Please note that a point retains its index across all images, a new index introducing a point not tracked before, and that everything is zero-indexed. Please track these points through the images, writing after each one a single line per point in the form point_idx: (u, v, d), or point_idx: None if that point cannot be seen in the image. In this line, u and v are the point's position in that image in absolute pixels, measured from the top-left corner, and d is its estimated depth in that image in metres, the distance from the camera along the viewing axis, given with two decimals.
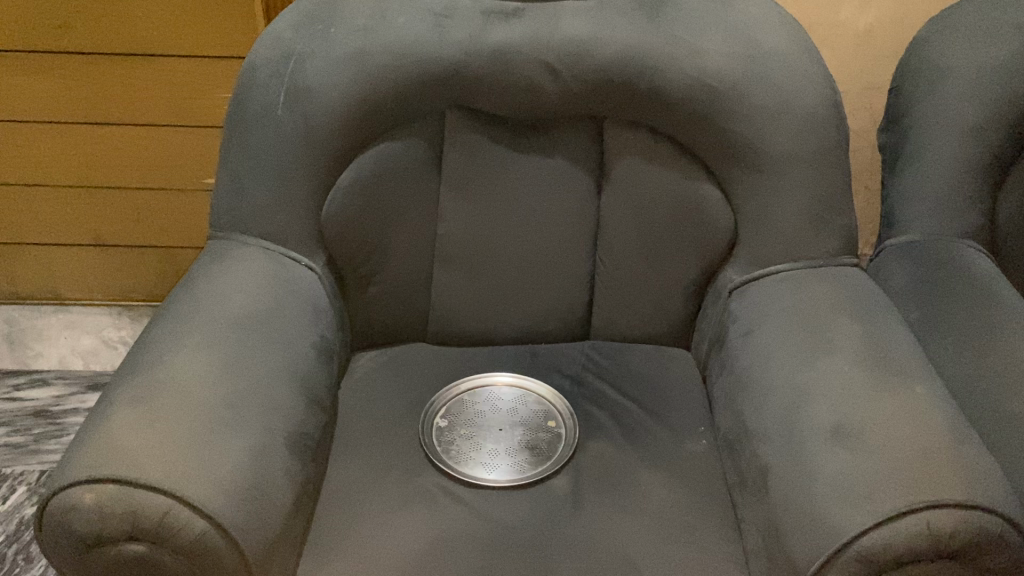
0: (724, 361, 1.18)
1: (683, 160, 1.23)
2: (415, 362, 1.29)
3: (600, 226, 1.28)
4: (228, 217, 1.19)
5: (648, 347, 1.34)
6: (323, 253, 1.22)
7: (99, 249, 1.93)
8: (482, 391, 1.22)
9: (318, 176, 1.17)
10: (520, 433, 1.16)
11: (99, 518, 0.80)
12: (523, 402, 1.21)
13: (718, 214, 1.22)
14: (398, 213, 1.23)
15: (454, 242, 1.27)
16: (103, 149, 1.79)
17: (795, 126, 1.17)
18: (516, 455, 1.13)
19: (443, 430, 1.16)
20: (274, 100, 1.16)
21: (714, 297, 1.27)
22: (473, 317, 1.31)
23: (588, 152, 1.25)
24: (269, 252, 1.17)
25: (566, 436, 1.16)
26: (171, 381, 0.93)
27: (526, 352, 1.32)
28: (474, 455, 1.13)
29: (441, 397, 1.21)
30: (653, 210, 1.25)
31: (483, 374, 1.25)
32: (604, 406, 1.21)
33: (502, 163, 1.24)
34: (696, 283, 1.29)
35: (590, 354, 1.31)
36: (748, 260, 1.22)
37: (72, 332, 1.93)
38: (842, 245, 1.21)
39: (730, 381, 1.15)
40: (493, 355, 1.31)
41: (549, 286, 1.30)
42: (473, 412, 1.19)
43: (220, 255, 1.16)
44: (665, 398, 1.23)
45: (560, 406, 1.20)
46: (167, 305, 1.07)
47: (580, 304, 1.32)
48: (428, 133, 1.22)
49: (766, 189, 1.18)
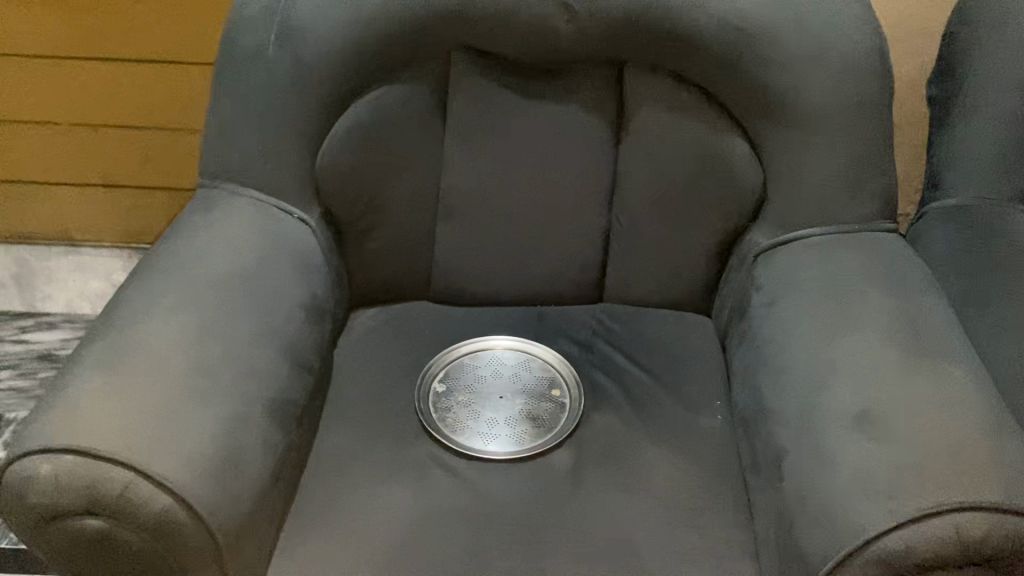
0: (746, 331, 1.09)
1: (709, 110, 1.12)
2: (415, 323, 1.22)
3: (617, 181, 1.19)
4: (216, 165, 1.12)
5: (666, 313, 1.24)
6: (319, 205, 1.14)
7: (106, 190, 1.87)
8: (484, 356, 1.16)
9: (312, 122, 1.09)
10: (522, 402, 1.10)
11: (55, 490, 0.76)
12: (527, 369, 1.14)
13: (744, 170, 1.12)
14: (399, 163, 1.15)
15: (459, 195, 1.19)
16: (105, 85, 1.72)
17: (833, 76, 1.06)
18: (516, 427, 1.06)
19: (440, 396, 1.10)
20: (265, 38, 1.07)
21: (738, 262, 1.17)
22: (479, 276, 1.23)
23: (605, 100, 1.15)
24: (259, 203, 1.10)
25: (571, 407, 1.09)
26: (142, 344, 0.87)
27: (534, 315, 1.24)
28: (471, 426, 1.06)
29: (439, 361, 1.14)
30: (675, 164, 1.15)
31: (485, 337, 1.18)
32: (613, 375, 1.14)
33: (511, 110, 1.15)
34: (719, 245, 1.19)
35: (602, 318, 1.23)
36: (775, 222, 1.12)
37: (81, 275, 1.90)
38: (882, 209, 1.10)
39: (751, 355, 1.06)
40: (499, 317, 1.24)
41: (560, 245, 1.21)
42: (473, 378, 1.12)
43: (207, 205, 1.09)
44: (681, 369, 1.14)
45: (566, 374, 1.13)
46: (148, 260, 1.01)
47: (593, 264, 1.23)
48: (433, 78, 1.13)
49: (798, 145, 1.08)
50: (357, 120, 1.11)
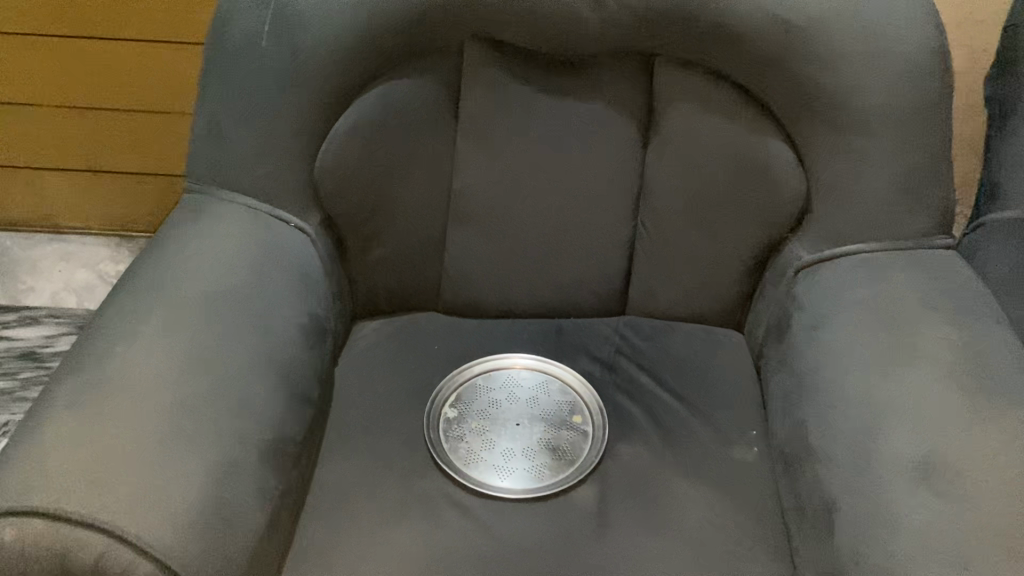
0: (786, 355, 1.00)
1: (748, 110, 1.02)
2: (423, 338, 1.12)
3: (645, 185, 1.09)
4: (204, 166, 1.01)
5: (694, 327, 1.15)
6: (319, 212, 1.04)
7: (92, 175, 1.76)
8: (498, 376, 1.07)
9: (311, 121, 0.99)
10: (541, 430, 1.01)
11: (21, 559, 0.66)
12: (545, 392, 1.05)
13: (787, 177, 1.02)
14: (406, 165, 1.05)
15: (472, 200, 1.08)
16: (90, 64, 1.60)
17: (890, 75, 0.95)
18: (534, 459, 0.97)
19: (451, 423, 1.01)
20: (259, 26, 0.96)
21: (775, 276, 1.08)
22: (492, 286, 1.13)
23: (634, 97, 1.05)
24: (253, 211, 1.00)
25: (593, 436, 1.00)
26: (122, 380, 0.78)
27: (551, 328, 1.15)
28: (485, 458, 0.97)
29: (450, 382, 1.05)
30: (709, 168, 1.05)
31: (500, 354, 1.09)
32: (639, 399, 1.05)
33: (531, 108, 1.04)
34: (754, 256, 1.09)
35: (625, 333, 1.13)
36: (820, 234, 1.02)
37: (67, 265, 1.78)
38: (938, 223, 1.00)
39: (793, 383, 0.96)
40: (514, 331, 1.14)
41: (581, 254, 1.12)
42: (487, 402, 1.03)
43: (195, 213, 0.98)
44: (712, 392, 1.05)
45: (587, 397, 1.04)
46: (128, 277, 0.91)
47: (617, 275, 1.13)
48: (444, 71, 1.02)
49: (848, 151, 0.98)
50: (361, 118, 1.00)
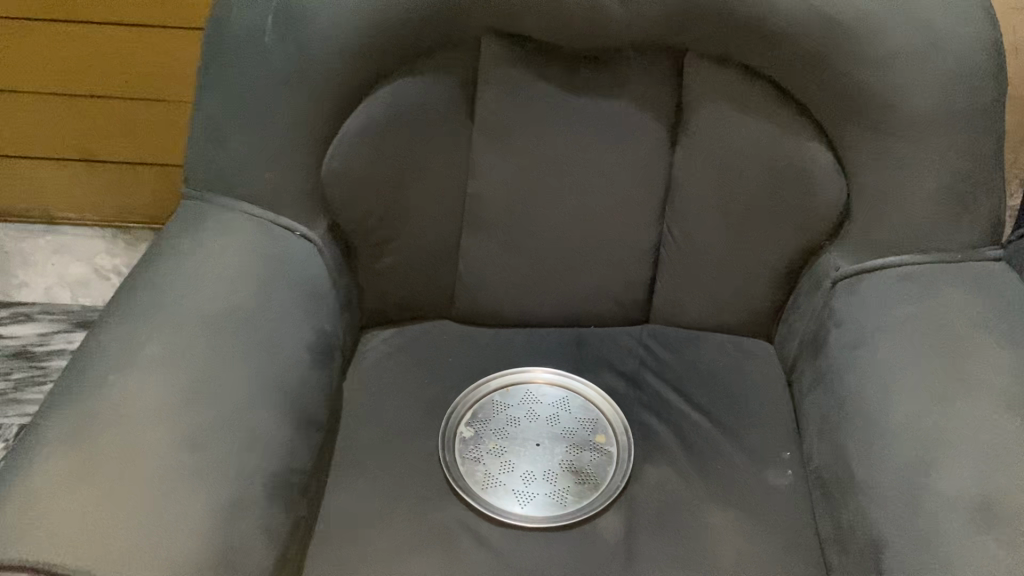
0: (824, 374, 0.94)
1: (785, 111, 0.95)
2: (436, 350, 1.06)
3: (672, 189, 1.02)
4: (203, 172, 0.94)
5: (722, 338, 1.09)
6: (326, 218, 0.97)
7: (87, 166, 1.69)
8: (516, 392, 1.01)
9: (317, 123, 0.92)
10: (562, 450, 0.95)
11: None
12: (566, 409, 0.99)
13: (826, 183, 0.96)
14: (419, 168, 0.98)
15: (489, 205, 1.02)
16: (82, 51, 1.53)
17: (942, 75, 0.88)
18: (556, 483, 0.92)
19: (468, 443, 0.95)
20: (261, 21, 0.89)
21: (809, 286, 1.02)
22: (509, 295, 1.07)
23: (663, 96, 0.98)
24: (256, 220, 0.94)
25: (618, 457, 0.95)
26: (118, 416, 0.72)
27: (571, 339, 1.09)
28: (504, 482, 0.92)
29: (466, 398, 1.00)
30: (742, 172, 0.99)
31: (518, 368, 1.04)
32: (665, 417, 0.99)
33: (552, 108, 0.97)
34: (788, 265, 1.03)
35: (648, 344, 1.08)
36: (860, 244, 0.96)
37: (61, 258, 1.72)
38: (987, 232, 0.94)
39: (833, 405, 0.91)
40: (532, 341, 1.08)
41: (604, 261, 1.05)
42: (505, 420, 0.98)
43: (194, 222, 0.92)
44: (743, 410, 0.99)
45: (611, 415, 0.99)
46: (123, 295, 0.85)
47: (641, 283, 1.07)
48: (459, 68, 0.95)
49: (893, 156, 0.91)
50: (371, 120, 0.94)
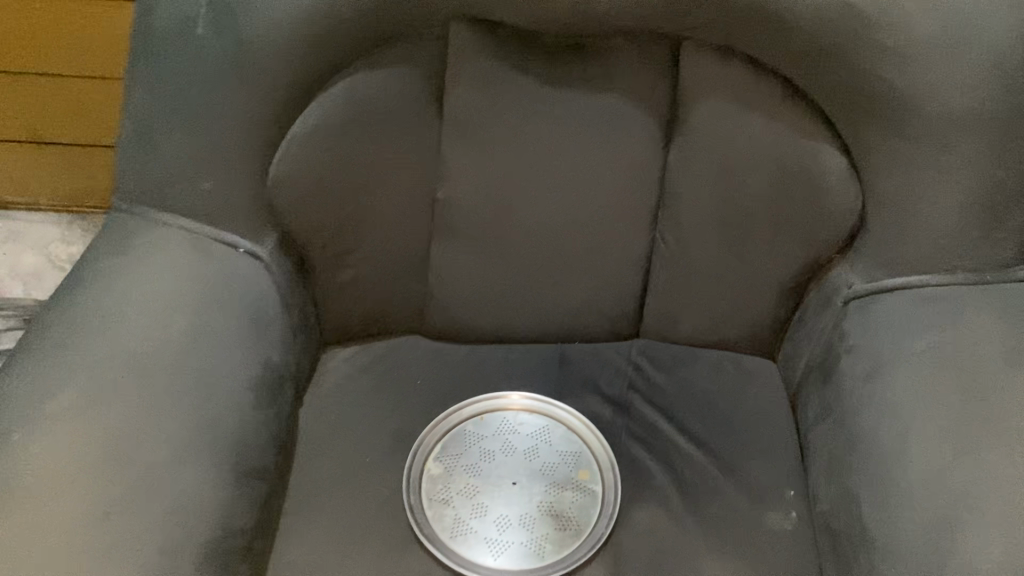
0: (833, 406, 0.84)
1: (795, 109, 0.84)
2: (403, 371, 0.96)
3: (665, 194, 0.91)
4: (132, 181, 0.83)
5: (719, 355, 0.99)
6: (275, 231, 0.86)
7: (36, 149, 1.57)
8: (491, 421, 0.91)
9: (261, 125, 0.81)
10: (541, 490, 0.86)
11: None
12: (546, 440, 0.90)
13: (839, 192, 0.85)
14: (380, 173, 0.87)
15: (460, 213, 0.91)
16: (14, 26, 1.40)
17: (976, 72, 0.77)
18: (533, 530, 0.83)
19: (435, 483, 0.86)
20: (192, 6, 0.77)
21: (818, 302, 0.91)
22: (484, 309, 0.96)
23: (657, 90, 0.86)
24: (193, 237, 0.83)
25: (603, 498, 0.85)
26: (20, 488, 0.62)
27: (553, 357, 0.99)
28: (476, 529, 0.82)
29: (435, 429, 0.90)
30: (744, 177, 0.88)
31: (494, 393, 0.94)
32: (656, 450, 0.89)
33: (531, 104, 0.85)
34: (794, 279, 0.92)
35: (638, 364, 0.98)
36: (876, 260, 0.85)
37: (13, 247, 1.61)
38: (1020, 248, 0.83)
39: (843, 444, 0.81)
40: (510, 360, 0.98)
41: (589, 273, 0.95)
42: (478, 454, 0.88)
43: (122, 241, 0.81)
44: (743, 441, 0.90)
45: (596, 448, 0.89)
46: (37, 331, 0.74)
47: (631, 296, 0.96)
48: (424, 61, 0.83)
49: (917, 164, 0.80)
50: (324, 120, 0.82)
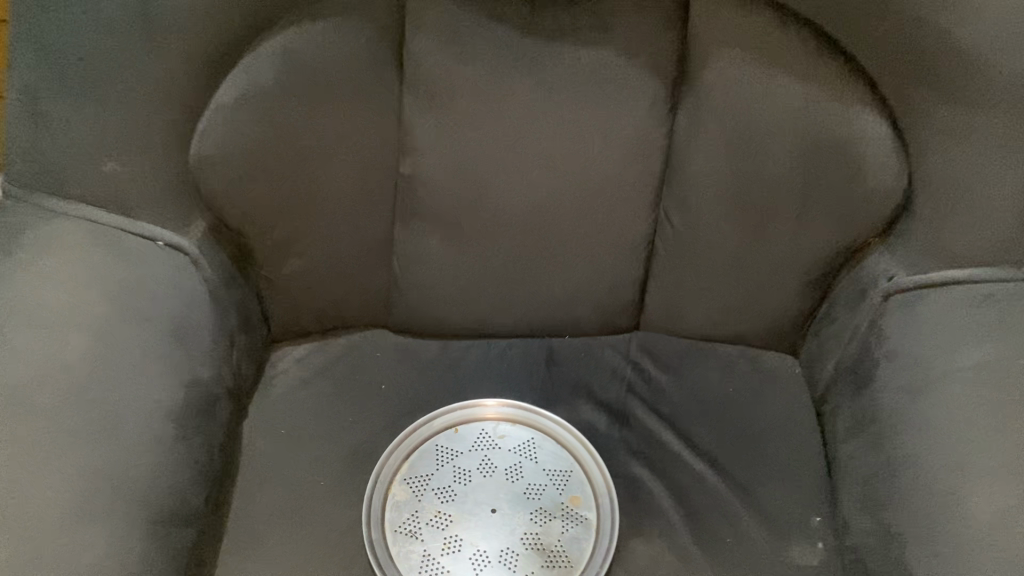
0: (869, 421, 0.72)
1: (826, 66, 0.70)
2: (366, 375, 0.83)
3: (671, 168, 0.77)
4: (20, 162, 0.68)
5: (733, 351, 0.85)
6: (206, 218, 0.73)
7: None
8: (468, 434, 0.79)
9: (178, 91, 0.66)
10: (525, 518, 0.73)
11: None
12: (531, 458, 0.78)
13: (878, 166, 0.71)
14: (330, 145, 0.73)
15: (428, 192, 0.76)
16: None
17: None
18: (516, 569, 0.70)
19: (401, 511, 0.73)
20: None
21: (850, 294, 0.77)
22: (460, 302, 0.83)
23: (663, 42, 0.71)
24: (100, 229, 0.69)
25: (598, 529, 0.73)
26: None
27: (540, 355, 0.85)
28: (449, 569, 0.70)
29: (402, 446, 0.77)
30: (765, 147, 0.73)
31: (471, 402, 0.81)
32: (658, 467, 0.77)
33: (509, 62, 0.71)
34: (824, 267, 0.78)
35: (638, 363, 0.84)
36: (923, 247, 0.72)
37: None
38: None
39: (881, 470, 0.69)
40: (490, 360, 0.85)
41: (580, 261, 0.81)
42: (452, 475, 0.76)
43: (11, 237, 0.67)
44: (759, 457, 0.77)
45: (590, 467, 0.77)
46: None
47: (630, 285, 0.83)
48: (378, 9, 0.69)
49: (980, 136, 0.65)
50: (258, 84, 0.68)
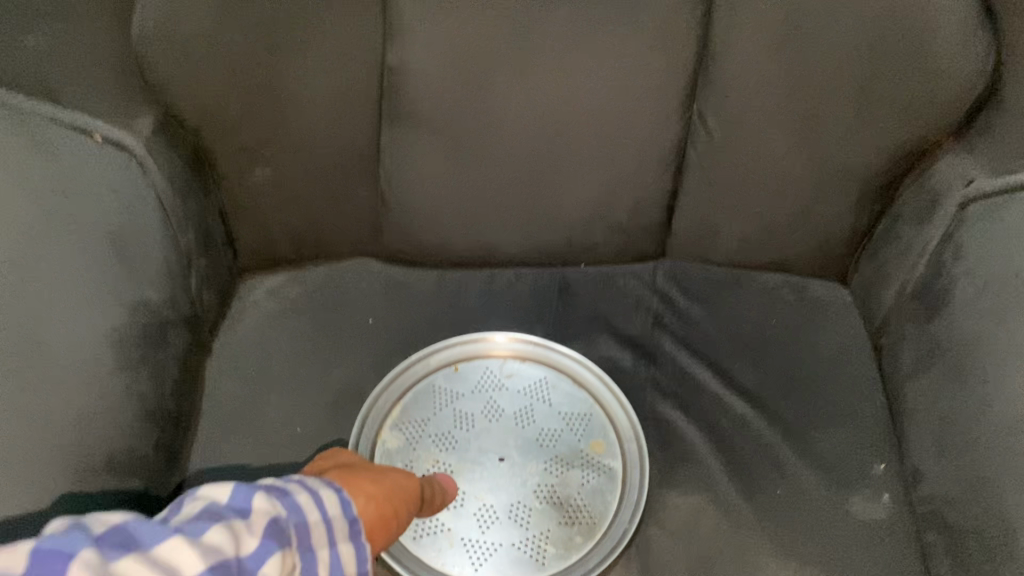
0: (943, 350, 0.60)
1: None
2: (349, 308, 0.71)
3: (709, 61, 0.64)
4: None
5: (774, 279, 0.74)
6: (153, 113, 0.61)
7: None
8: (470, 374, 0.68)
9: None
10: (540, 468, 0.63)
11: None
12: (545, 400, 0.67)
13: (957, 47, 0.60)
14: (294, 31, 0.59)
15: (417, 89, 0.64)
16: None
17: None
18: (529, 526, 0.60)
19: (392, 461, 0.63)
20: None
21: (917, 206, 0.66)
22: (458, 223, 0.71)
23: None
24: (19, 116, 0.54)
25: (625, 480, 0.62)
26: None
27: (551, 285, 0.74)
28: (449, 527, 0.60)
29: (394, 387, 0.66)
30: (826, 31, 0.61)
31: (473, 338, 0.69)
32: (692, 408, 0.66)
33: None
34: (887, 175, 0.67)
35: (666, 293, 0.73)
36: (1011, 141, 0.61)
37: None
38: None
39: (962, 406, 0.57)
40: (494, 291, 0.74)
41: (597, 175, 0.68)
42: (453, 419, 0.65)
43: None
44: (809, 396, 0.66)
45: (612, 410, 0.66)
46: None
47: (657, 202, 0.71)
48: None
49: None
50: None
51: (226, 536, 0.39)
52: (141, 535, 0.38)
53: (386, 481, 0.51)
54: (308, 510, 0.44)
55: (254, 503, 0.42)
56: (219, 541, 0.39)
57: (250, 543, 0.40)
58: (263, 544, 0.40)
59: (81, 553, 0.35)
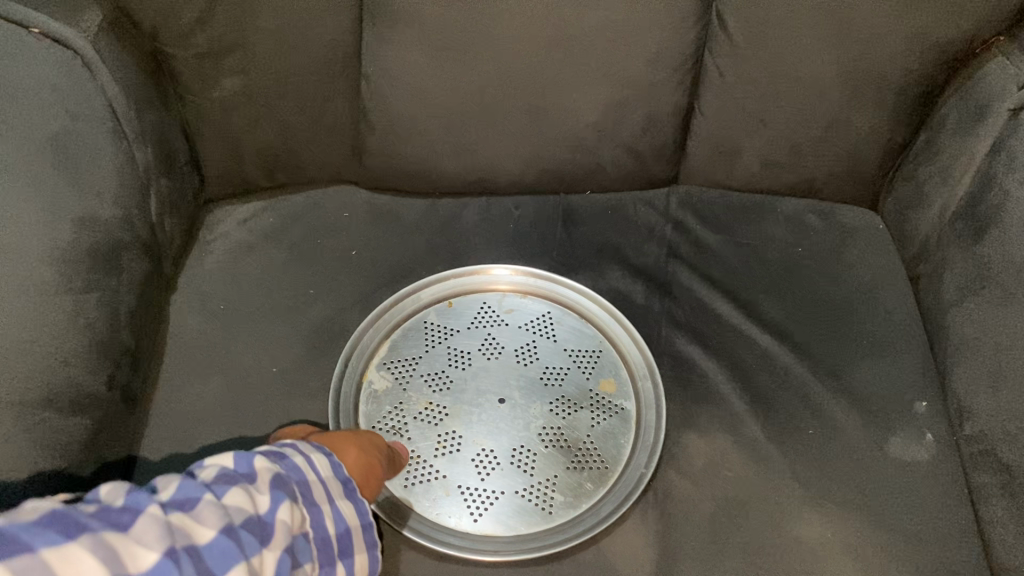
0: (996, 273, 0.54)
1: None
2: (331, 239, 0.65)
3: None
4: None
5: (796, 205, 0.68)
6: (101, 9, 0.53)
7: None
8: (465, 309, 0.62)
9: None
10: (544, 408, 0.56)
11: None
12: (548, 335, 0.60)
13: None
14: None
15: None
16: None
17: None
18: (532, 473, 0.54)
19: (379, 404, 0.56)
20: None
21: (961, 117, 0.59)
22: (450, 146, 0.64)
23: None
24: None
25: (640, 421, 0.56)
26: None
27: (553, 213, 0.67)
28: (444, 475, 0.54)
29: (380, 324, 0.60)
30: None
31: (468, 271, 0.63)
32: (711, 343, 0.59)
33: None
34: (928, 84, 0.60)
35: (679, 221, 0.67)
36: None
37: None
38: None
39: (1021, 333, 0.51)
40: (490, 220, 0.67)
41: (603, 91, 0.61)
42: (446, 357, 0.59)
43: None
44: (839, 328, 0.60)
45: (623, 346, 0.60)
46: None
47: (670, 119, 0.64)
48: None
49: None
50: None
51: (245, 497, 0.37)
52: (180, 500, 0.36)
53: (363, 438, 0.49)
54: (307, 468, 0.42)
55: (259, 464, 0.39)
56: (241, 500, 0.37)
57: (263, 502, 0.38)
58: (276, 499, 0.38)
59: (143, 510, 0.34)
